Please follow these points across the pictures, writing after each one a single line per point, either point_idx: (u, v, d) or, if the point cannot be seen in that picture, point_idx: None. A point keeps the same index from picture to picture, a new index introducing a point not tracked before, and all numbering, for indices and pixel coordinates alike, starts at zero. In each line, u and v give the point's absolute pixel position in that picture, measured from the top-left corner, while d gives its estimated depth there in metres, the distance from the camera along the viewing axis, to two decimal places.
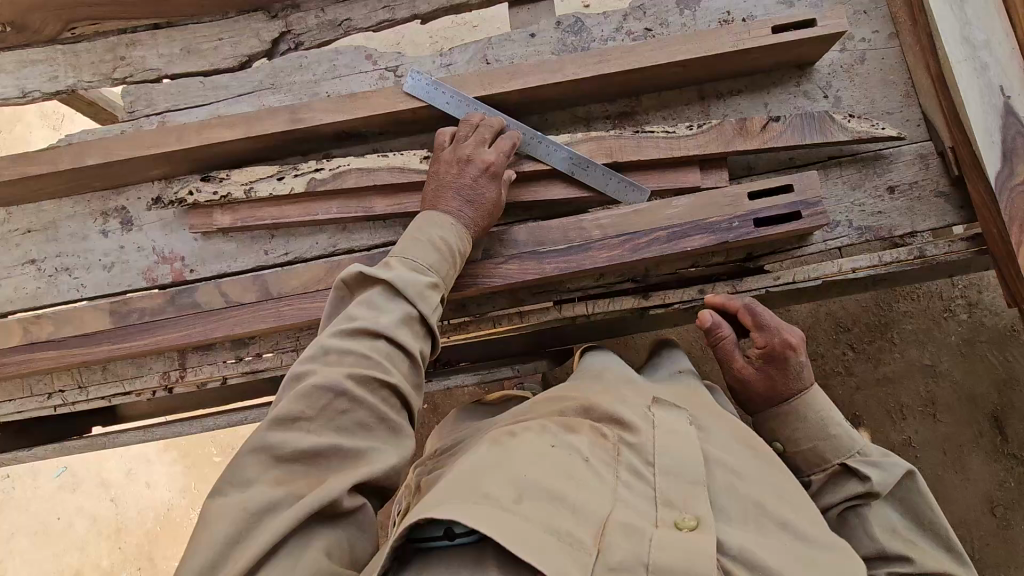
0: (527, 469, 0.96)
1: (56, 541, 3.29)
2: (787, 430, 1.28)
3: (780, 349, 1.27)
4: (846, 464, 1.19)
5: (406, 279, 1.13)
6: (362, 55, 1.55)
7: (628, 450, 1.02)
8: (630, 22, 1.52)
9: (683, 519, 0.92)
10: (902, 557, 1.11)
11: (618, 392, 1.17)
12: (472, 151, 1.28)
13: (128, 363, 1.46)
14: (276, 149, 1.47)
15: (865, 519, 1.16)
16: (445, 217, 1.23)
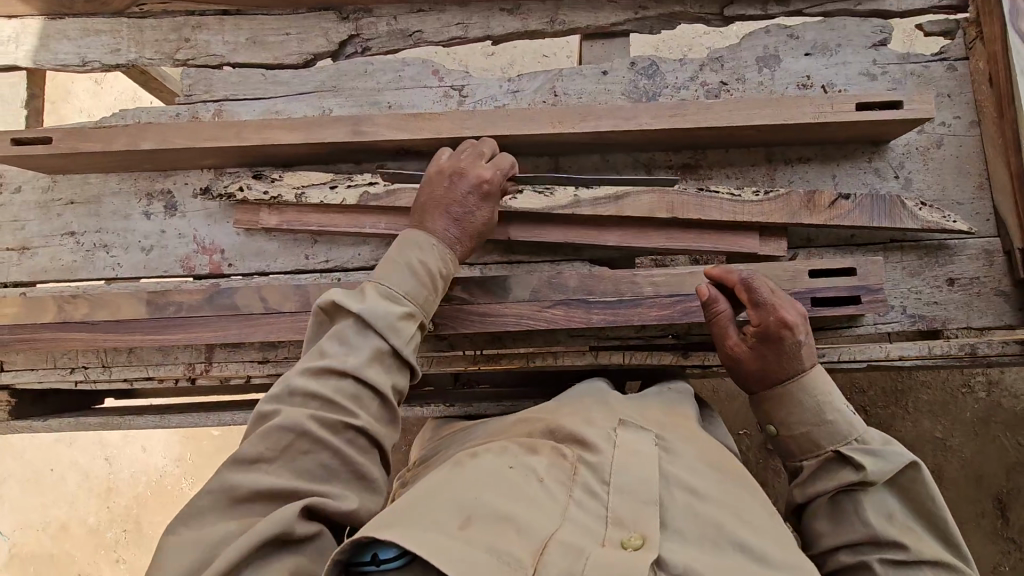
0: (474, 491, 0.94)
1: (46, 492, 3.29)
2: (781, 413, 1.18)
3: (777, 328, 1.15)
4: (841, 453, 1.13)
5: (379, 310, 1.08)
6: (429, 69, 1.52)
7: (586, 470, 1.00)
8: (706, 73, 1.49)
9: (630, 538, 0.90)
10: (895, 543, 1.09)
11: (584, 413, 1.15)
12: (466, 171, 1.22)
13: (154, 349, 1.45)
14: (332, 156, 1.45)
15: (860, 506, 1.12)
16: (428, 241, 1.17)
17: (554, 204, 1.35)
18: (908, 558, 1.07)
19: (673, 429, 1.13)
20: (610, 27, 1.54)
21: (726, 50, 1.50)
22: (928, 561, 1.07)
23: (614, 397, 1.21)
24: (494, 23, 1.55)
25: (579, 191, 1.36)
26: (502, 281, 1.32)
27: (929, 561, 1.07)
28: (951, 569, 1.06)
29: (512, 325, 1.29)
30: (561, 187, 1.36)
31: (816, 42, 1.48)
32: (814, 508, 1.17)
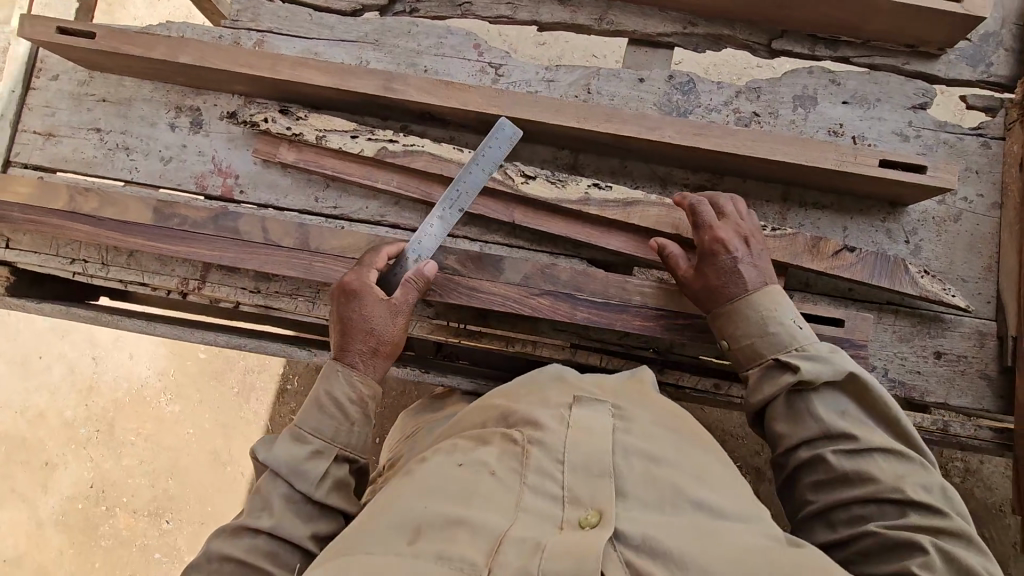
0: (421, 503, 0.98)
1: (31, 378, 3.38)
2: (728, 328, 1.20)
3: (709, 244, 1.22)
4: (782, 359, 1.14)
5: (282, 455, 1.14)
6: (471, 42, 1.55)
7: (538, 450, 1.01)
8: (741, 101, 1.49)
9: (587, 517, 0.92)
10: (847, 435, 1.08)
11: (540, 391, 1.17)
12: (354, 287, 1.24)
13: (154, 257, 1.49)
14: (359, 106, 1.47)
15: (812, 405, 1.12)
16: (340, 373, 1.21)
17: (563, 197, 1.37)
18: (862, 448, 1.07)
19: (633, 399, 1.16)
20: (656, 37, 1.55)
21: (765, 83, 1.50)
22: (881, 449, 1.06)
23: (571, 373, 1.24)
24: (543, 10, 1.56)
25: (590, 190, 1.38)
26: (497, 260, 1.33)
27: (882, 450, 1.06)
28: (905, 458, 1.06)
29: (497, 306, 1.29)
30: (574, 181, 1.38)
31: (856, 93, 1.48)
32: (769, 413, 1.16)
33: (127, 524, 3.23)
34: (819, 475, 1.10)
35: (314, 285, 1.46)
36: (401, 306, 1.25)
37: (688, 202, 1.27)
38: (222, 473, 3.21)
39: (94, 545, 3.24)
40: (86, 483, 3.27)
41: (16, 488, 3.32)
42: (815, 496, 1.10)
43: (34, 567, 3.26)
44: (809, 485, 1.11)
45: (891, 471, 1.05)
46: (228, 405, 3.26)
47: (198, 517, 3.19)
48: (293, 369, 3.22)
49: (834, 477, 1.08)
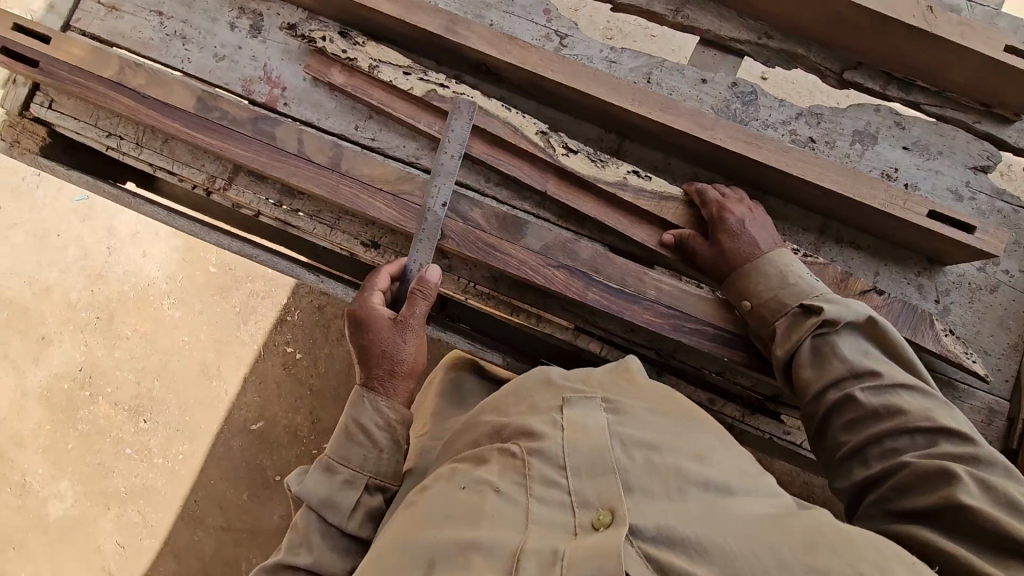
0: (429, 533, 1.02)
1: (46, 252, 3.43)
2: (749, 288, 1.24)
3: (717, 215, 1.29)
4: (805, 304, 1.18)
5: (315, 487, 1.21)
6: (542, 7, 1.53)
7: (537, 458, 1.05)
8: (800, 123, 1.45)
9: (600, 517, 0.97)
10: (875, 373, 1.09)
11: (530, 400, 1.21)
12: (359, 314, 1.28)
13: (188, 148, 1.51)
14: (419, 44, 1.46)
15: (835, 346, 1.13)
16: (365, 399, 1.26)
17: (600, 176, 1.36)
18: (889, 383, 1.08)
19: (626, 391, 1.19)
20: (727, 40, 1.51)
21: (828, 110, 1.46)
22: (905, 384, 1.07)
23: (556, 371, 1.26)
24: None
25: (629, 176, 1.37)
26: (522, 225, 1.31)
27: (908, 385, 1.07)
28: (929, 393, 1.07)
29: (512, 270, 1.27)
30: (615, 164, 1.37)
31: (918, 140, 1.43)
32: (795, 360, 1.17)
33: (106, 414, 3.29)
34: (848, 415, 1.10)
35: (336, 212, 1.48)
36: (409, 322, 1.28)
37: (696, 187, 1.35)
38: (206, 385, 3.25)
39: (72, 426, 3.31)
40: (76, 365, 3.33)
41: (8, 354, 3.37)
42: (847, 438, 1.09)
43: (9, 434, 3.33)
44: (840, 426, 1.10)
45: (920, 404, 1.05)
46: (227, 322, 3.31)
47: (175, 423, 3.25)
48: (296, 301, 3.30)
49: (863, 414, 1.08)
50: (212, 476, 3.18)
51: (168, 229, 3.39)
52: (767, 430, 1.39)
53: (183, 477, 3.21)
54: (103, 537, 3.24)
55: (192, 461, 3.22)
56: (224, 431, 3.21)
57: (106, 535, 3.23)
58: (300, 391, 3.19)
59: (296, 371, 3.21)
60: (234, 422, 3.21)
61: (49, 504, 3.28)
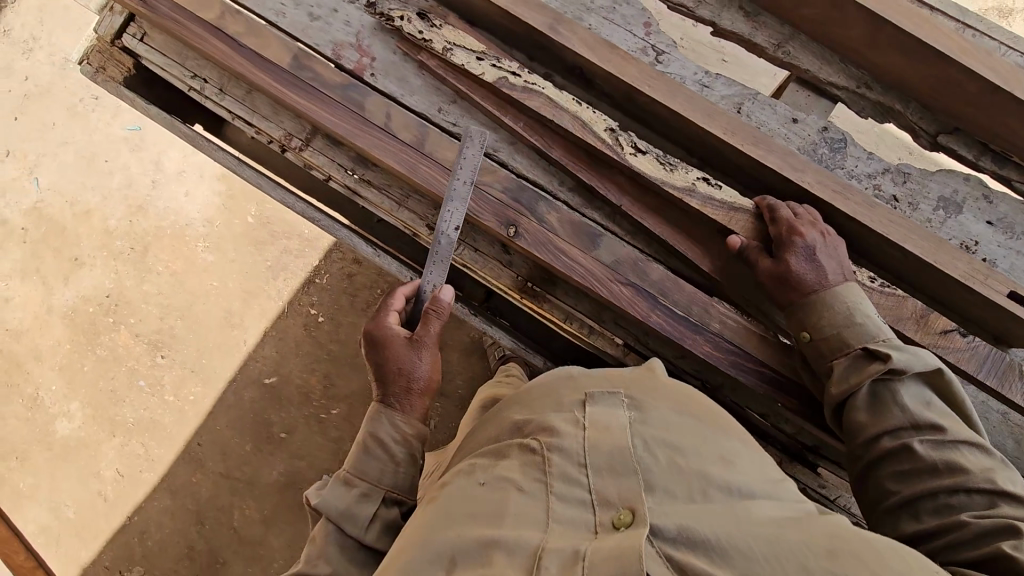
0: (450, 530, 1.03)
1: (90, 175, 3.45)
2: (811, 318, 1.21)
3: (786, 235, 1.24)
4: (869, 347, 1.15)
5: (333, 501, 1.28)
6: (643, 19, 1.51)
7: (558, 456, 1.06)
8: (885, 179, 1.42)
9: (620, 517, 0.98)
10: (936, 426, 1.09)
11: (553, 395, 1.23)
12: (375, 334, 1.43)
13: (270, 102, 1.50)
14: (516, 37, 1.44)
15: (897, 394, 1.13)
16: (383, 415, 1.38)
17: (666, 178, 1.33)
18: (952, 439, 1.07)
19: (645, 388, 1.21)
20: (824, 83, 1.49)
21: (915, 171, 1.43)
22: (967, 442, 1.07)
23: (579, 370, 1.29)
24: (725, 15, 1.49)
25: (698, 182, 1.34)
26: (594, 235, 1.29)
27: (970, 442, 1.07)
28: (987, 451, 1.07)
29: (578, 277, 1.26)
30: (684, 169, 1.34)
31: (1003, 216, 1.41)
32: (850, 403, 1.16)
33: (126, 343, 3.34)
34: (903, 465, 1.09)
35: (404, 190, 1.47)
36: (423, 341, 1.42)
37: (769, 204, 1.30)
38: (228, 333, 3.29)
39: (90, 349, 3.35)
40: (103, 290, 3.37)
41: (40, 269, 3.41)
42: (898, 487, 1.09)
43: (29, 347, 3.38)
44: (892, 475, 1.10)
45: (979, 463, 1.05)
46: (257, 274, 3.33)
47: (191, 364, 3.29)
48: (327, 265, 3.30)
49: (921, 467, 1.07)
50: (219, 423, 3.22)
51: (214, 172, 3.42)
52: (803, 480, 1.40)
53: (190, 418, 3.26)
54: (105, 463, 3.30)
55: (202, 404, 3.26)
56: (237, 380, 3.25)
57: (108, 461, 3.30)
58: (317, 355, 3.21)
59: (317, 334, 3.24)
60: (249, 373, 3.24)
61: (56, 422, 3.34)
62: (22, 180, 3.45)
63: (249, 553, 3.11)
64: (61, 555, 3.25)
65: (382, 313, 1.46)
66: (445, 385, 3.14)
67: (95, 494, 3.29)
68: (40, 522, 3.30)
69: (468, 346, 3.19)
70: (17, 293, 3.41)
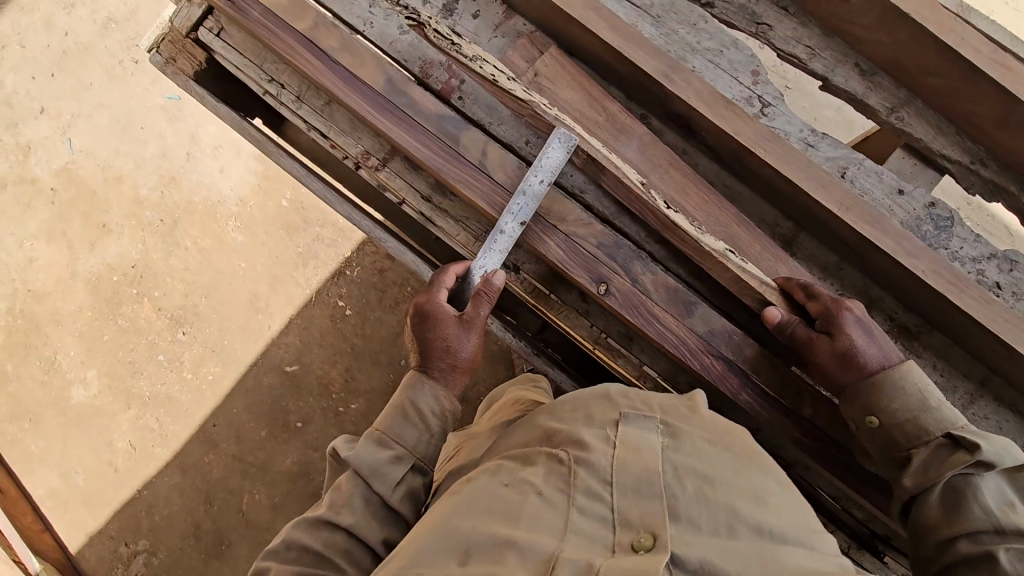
0: (466, 523, 1.01)
1: (124, 141, 3.35)
2: (880, 403, 1.13)
3: (832, 308, 1.17)
4: (953, 435, 1.08)
5: (366, 456, 1.22)
6: (751, 66, 1.43)
7: (585, 470, 1.04)
8: (989, 266, 1.36)
9: (641, 540, 0.96)
10: (1021, 532, 0.98)
11: (581, 404, 1.20)
12: (425, 308, 1.30)
13: (349, 116, 1.43)
14: (620, 76, 1.36)
15: (977, 491, 1.04)
16: (424, 385, 1.31)
17: (698, 238, 1.26)
18: None
19: (680, 414, 1.17)
20: (936, 154, 1.40)
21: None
22: None
23: (616, 387, 1.22)
24: (838, 71, 1.41)
25: (727, 252, 1.26)
26: (691, 303, 1.23)
27: None
28: None
29: (669, 346, 1.20)
30: (712, 237, 1.26)
31: None
32: (923, 496, 1.09)
33: (147, 315, 3.28)
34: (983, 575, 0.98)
35: (484, 223, 1.40)
36: (473, 321, 1.29)
37: (793, 281, 1.24)
38: (252, 316, 3.23)
39: (112, 319, 3.30)
40: (129, 260, 3.30)
41: (66, 232, 3.34)
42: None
43: (49, 310, 3.33)
44: None
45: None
46: (287, 261, 3.25)
47: (211, 343, 3.24)
48: (359, 257, 3.23)
49: None
50: (236, 406, 3.19)
51: (251, 151, 3.33)
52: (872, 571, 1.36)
53: (206, 398, 3.22)
54: (118, 433, 3.28)
55: (220, 385, 3.22)
56: (258, 365, 3.20)
57: (121, 432, 3.27)
58: (341, 347, 3.16)
59: (342, 326, 3.18)
60: (270, 358, 3.19)
61: (72, 388, 3.30)
62: (55, 140, 3.37)
63: (255, 538, 3.10)
64: (67, 521, 3.25)
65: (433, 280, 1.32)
66: (467, 392, 3.09)
67: (106, 464, 3.27)
68: (49, 485, 3.28)
69: (493, 355, 3.13)
70: (42, 254, 3.34)
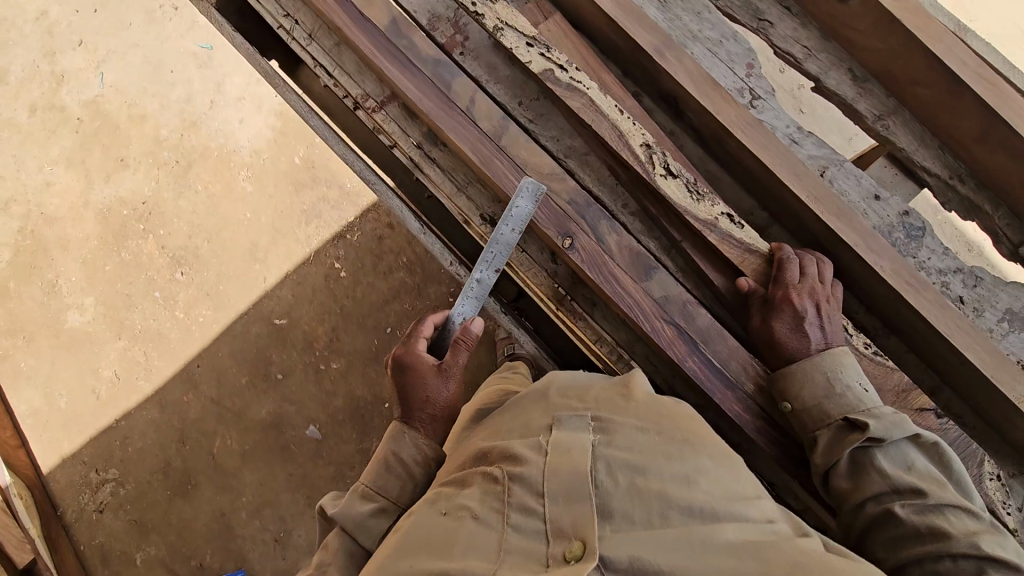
0: (408, 562, 1.08)
1: (153, 82, 3.45)
2: (792, 389, 1.20)
3: (779, 300, 1.22)
4: (850, 418, 1.14)
5: (350, 512, 1.34)
6: (747, 59, 1.47)
7: (518, 485, 1.09)
8: (955, 280, 1.39)
9: (572, 549, 1.00)
10: (915, 490, 1.09)
11: (521, 419, 1.28)
12: (406, 360, 1.49)
13: (356, 60, 1.48)
14: (618, 51, 1.41)
15: (875, 460, 1.12)
16: (405, 435, 1.45)
17: (691, 209, 1.27)
18: (934, 503, 1.06)
19: (613, 407, 1.22)
20: (916, 167, 1.44)
21: (988, 278, 1.40)
22: (951, 505, 1.05)
23: (557, 386, 1.32)
24: (831, 74, 1.45)
25: (721, 218, 1.28)
26: (650, 267, 1.27)
27: (953, 505, 1.05)
28: (974, 513, 1.05)
29: (625, 307, 1.23)
30: (710, 202, 1.28)
31: None
32: (833, 470, 1.16)
33: (150, 252, 3.36)
34: (890, 531, 1.09)
35: (468, 175, 1.45)
36: (451, 368, 1.48)
37: (782, 253, 1.27)
38: (249, 266, 3.30)
39: (116, 251, 3.39)
40: (140, 196, 3.39)
41: (85, 162, 3.44)
42: (887, 553, 1.10)
43: (58, 235, 3.42)
44: (883, 540, 1.10)
45: (965, 528, 1.03)
46: (291, 217, 3.32)
47: (207, 287, 3.31)
48: (361, 223, 3.28)
49: (906, 534, 1.07)
50: (221, 351, 3.25)
51: (272, 107, 3.41)
52: None
53: (195, 339, 3.29)
54: (105, 362, 3.35)
55: (209, 329, 3.28)
56: (249, 315, 3.26)
57: (108, 361, 3.35)
58: (330, 307, 3.20)
59: (335, 287, 3.22)
60: (260, 309, 3.25)
61: (68, 312, 3.39)
62: (88, 72, 3.48)
63: (221, 482, 3.16)
64: (44, 441, 3.32)
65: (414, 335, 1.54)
66: None
67: (89, 390, 3.34)
68: (31, 404, 3.36)
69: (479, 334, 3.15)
70: (60, 180, 3.44)
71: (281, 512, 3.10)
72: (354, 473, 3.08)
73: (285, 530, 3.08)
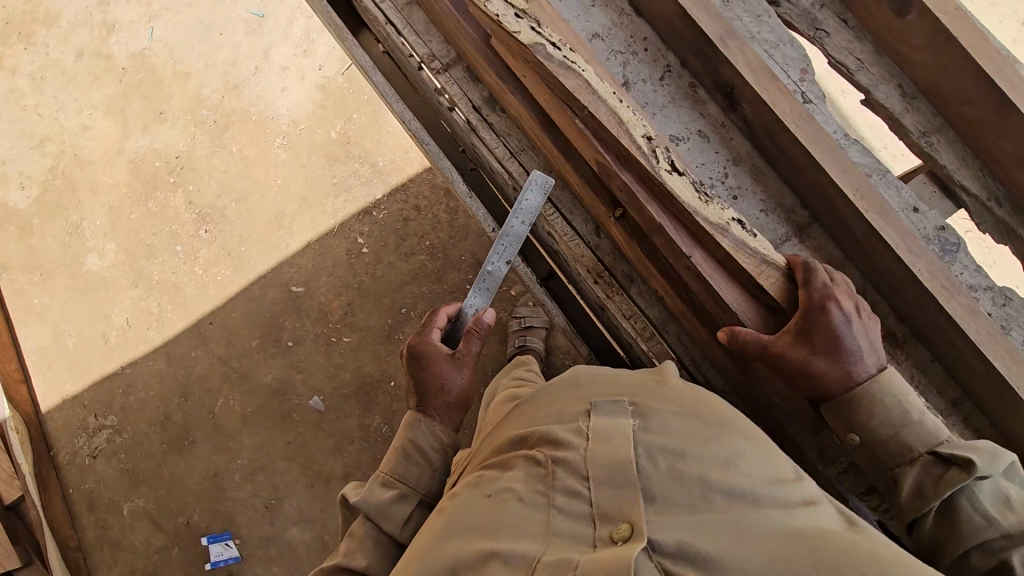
0: (453, 547, 1.05)
1: (202, 43, 3.51)
2: (862, 421, 1.20)
3: (818, 303, 1.18)
4: (938, 450, 1.13)
5: (371, 500, 1.32)
6: (801, 64, 1.52)
7: (560, 468, 1.07)
8: (985, 296, 1.43)
9: (620, 530, 0.96)
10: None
11: (556, 404, 1.28)
12: (419, 348, 1.54)
13: (425, 19, 1.54)
14: (680, 40, 1.46)
15: (972, 497, 1.07)
16: (421, 423, 1.47)
17: (702, 210, 1.19)
18: None
19: (648, 391, 1.24)
20: (956, 185, 1.49)
21: (1017, 298, 1.44)
22: None
23: (584, 373, 1.36)
24: (881, 88, 1.50)
25: (732, 224, 1.20)
26: None
27: None
28: None
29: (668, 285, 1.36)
30: (718, 204, 1.21)
31: None
32: (923, 513, 1.12)
33: (177, 206, 3.40)
34: None
35: (522, 142, 1.50)
36: (463, 357, 1.52)
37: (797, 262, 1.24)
38: (273, 231, 3.33)
39: (143, 201, 3.43)
40: (174, 150, 3.44)
41: (125, 110, 3.50)
42: None
43: (88, 178, 3.47)
44: None
45: None
46: (320, 188, 3.34)
47: (229, 247, 3.34)
48: (388, 202, 3.29)
49: None
50: (235, 311, 3.27)
51: (316, 79, 3.44)
52: None
53: (210, 297, 3.31)
54: (118, 309, 3.36)
55: (225, 288, 3.30)
56: (266, 279, 3.28)
57: (121, 308, 3.36)
58: (349, 281, 3.22)
59: (356, 262, 3.24)
60: (280, 275, 3.28)
61: (88, 255, 3.41)
62: (138, 25, 3.54)
63: (219, 441, 3.16)
64: (47, 380, 3.33)
65: (427, 325, 1.60)
66: None
67: (98, 335, 3.35)
68: (39, 341, 3.38)
69: None
70: (97, 125, 3.49)
71: (275, 480, 3.09)
72: (352, 449, 3.08)
73: (276, 497, 3.08)
